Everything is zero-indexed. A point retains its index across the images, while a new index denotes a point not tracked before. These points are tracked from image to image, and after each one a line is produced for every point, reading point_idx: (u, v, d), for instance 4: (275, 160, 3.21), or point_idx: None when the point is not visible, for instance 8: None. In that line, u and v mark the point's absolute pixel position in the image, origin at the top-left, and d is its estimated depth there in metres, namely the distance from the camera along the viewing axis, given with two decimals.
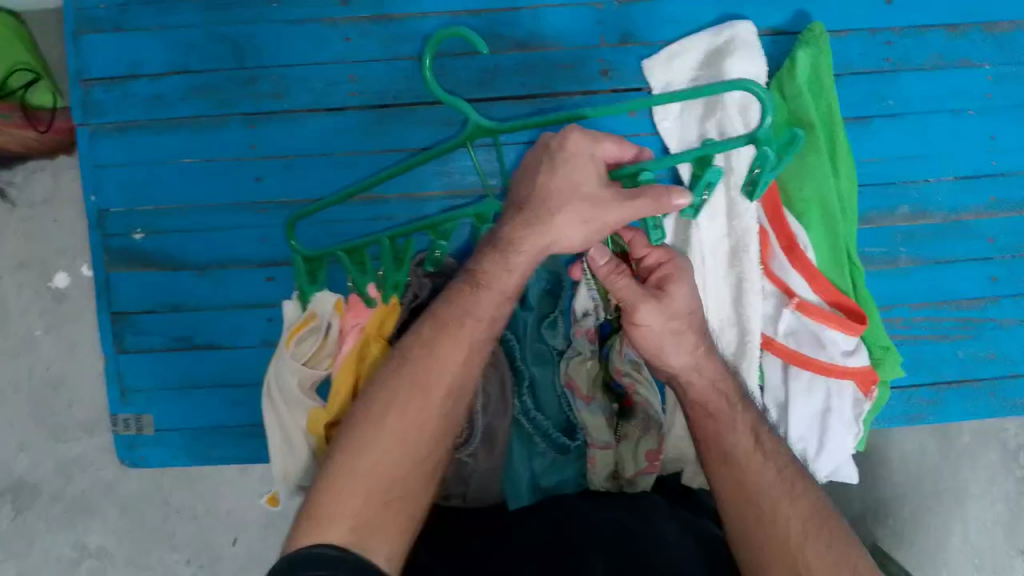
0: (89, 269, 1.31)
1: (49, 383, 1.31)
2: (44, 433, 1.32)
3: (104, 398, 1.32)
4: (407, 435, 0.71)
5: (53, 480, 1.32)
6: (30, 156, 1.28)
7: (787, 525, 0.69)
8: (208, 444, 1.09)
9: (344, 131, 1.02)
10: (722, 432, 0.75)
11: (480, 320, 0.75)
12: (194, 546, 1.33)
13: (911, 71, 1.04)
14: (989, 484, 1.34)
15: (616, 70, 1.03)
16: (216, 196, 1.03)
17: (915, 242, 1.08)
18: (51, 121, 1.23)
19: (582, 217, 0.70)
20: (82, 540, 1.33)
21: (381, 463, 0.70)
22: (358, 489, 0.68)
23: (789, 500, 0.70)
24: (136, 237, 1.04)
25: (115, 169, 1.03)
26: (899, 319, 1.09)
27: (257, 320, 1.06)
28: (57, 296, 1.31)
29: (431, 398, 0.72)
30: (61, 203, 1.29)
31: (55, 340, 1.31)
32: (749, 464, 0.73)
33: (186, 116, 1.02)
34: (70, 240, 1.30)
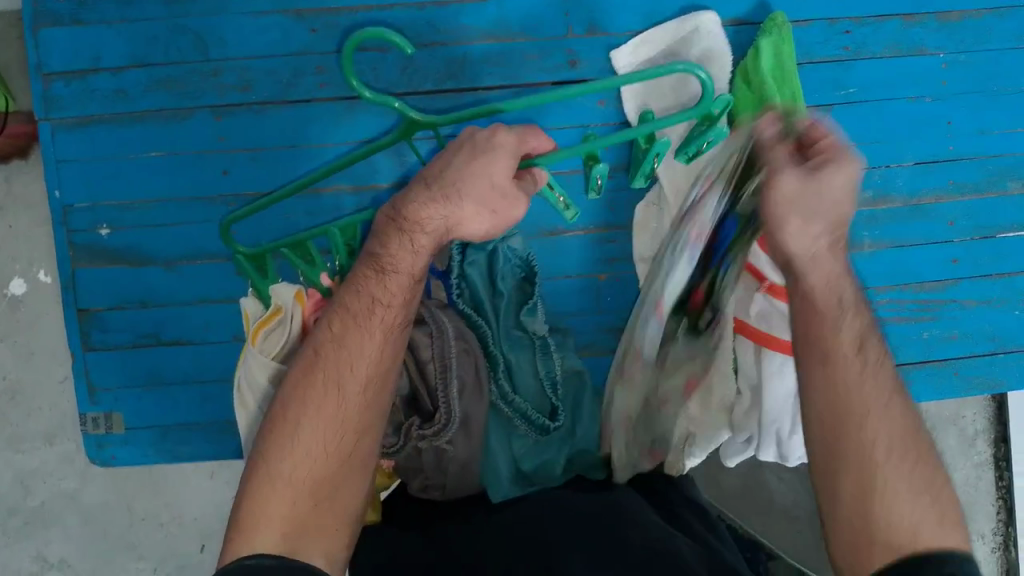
0: (46, 276, 1.27)
1: (5, 392, 1.28)
2: (1, 443, 1.29)
3: (63, 404, 1.29)
4: (329, 434, 0.72)
5: (11, 492, 1.29)
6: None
7: (875, 435, 0.66)
8: (178, 441, 1.08)
9: (312, 122, 1.01)
10: (821, 326, 0.69)
11: (386, 311, 0.75)
12: (159, 554, 1.32)
13: (870, 58, 1.06)
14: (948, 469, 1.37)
15: (584, 59, 1.04)
16: (183, 190, 1.02)
17: (878, 226, 1.10)
18: (3, 125, 1.21)
19: (489, 203, 0.74)
20: (43, 552, 1.30)
21: (305, 465, 0.71)
22: (285, 493, 0.70)
23: (877, 411, 0.67)
24: (102, 233, 1.02)
25: (78, 165, 1.01)
26: (865, 302, 1.12)
27: (228, 315, 1.05)
28: (12, 304, 1.27)
29: (347, 395, 0.73)
30: (15, 208, 1.26)
31: (10, 348, 1.28)
32: (847, 366, 0.68)
33: (151, 110, 1.00)
34: (25, 246, 1.27)
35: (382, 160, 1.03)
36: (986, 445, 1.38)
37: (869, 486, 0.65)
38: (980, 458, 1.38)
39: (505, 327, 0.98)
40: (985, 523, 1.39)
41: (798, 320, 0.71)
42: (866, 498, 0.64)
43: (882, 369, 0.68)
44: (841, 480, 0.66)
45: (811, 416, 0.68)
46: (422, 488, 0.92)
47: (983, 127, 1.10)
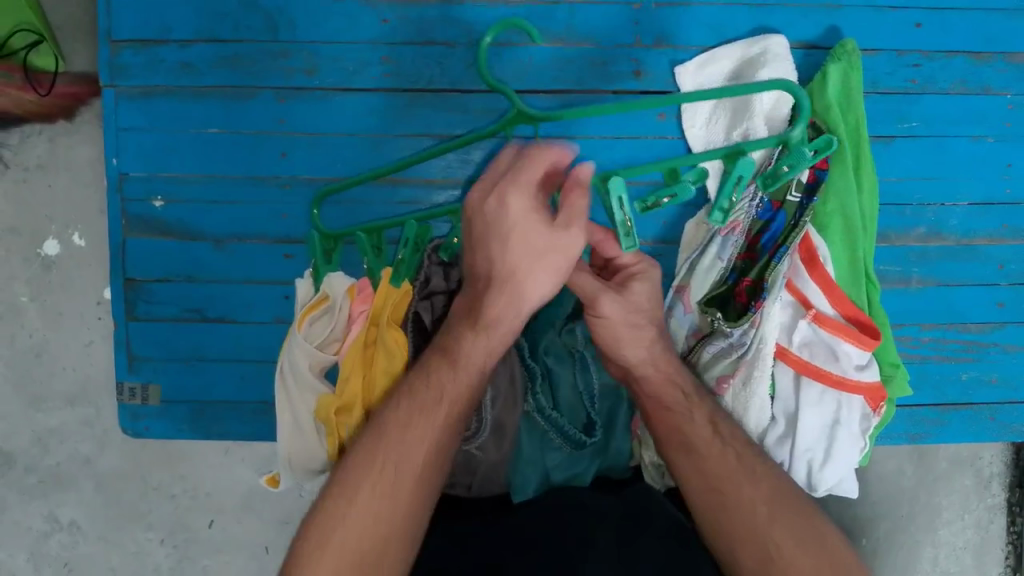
0: (81, 238, 1.28)
1: (32, 351, 1.29)
2: (24, 402, 1.30)
3: (91, 368, 1.30)
4: (387, 508, 0.66)
5: (31, 450, 1.30)
6: (27, 120, 1.25)
7: (750, 499, 0.75)
8: (208, 418, 1.08)
9: (373, 113, 1.02)
10: (679, 424, 0.81)
11: (461, 385, 0.70)
12: (170, 525, 1.32)
13: (936, 94, 1.05)
14: (962, 510, 1.36)
15: (649, 71, 1.04)
16: (237, 169, 1.02)
17: (928, 262, 1.09)
18: (52, 85, 1.22)
19: (536, 259, 0.65)
20: (55, 512, 1.31)
21: (356, 540, 0.65)
22: (335, 551, 0.64)
23: (751, 482, 0.76)
24: (155, 204, 1.03)
25: (136, 134, 1.01)
26: (906, 337, 1.11)
27: (269, 297, 1.05)
28: (46, 264, 1.28)
29: (404, 485, 0.67)
30: (56, 168, 1.26)
31: (40, 308, 1.29)
32: (707, 450, 0.78)
33: (214, 87, 1.01)
34: (64, 207, 1.27)
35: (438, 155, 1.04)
36: (1001, 488, 1.37)
37: (767, 563, 0.72)
38: (995, 501, 1.37)
39: (544, 332, 0.96)
40: (995, 566, 1.38)
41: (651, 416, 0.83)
42: (766, 573, 0.72)
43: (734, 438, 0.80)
44: (740, 557, 0.74)
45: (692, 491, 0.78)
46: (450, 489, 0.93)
47: None
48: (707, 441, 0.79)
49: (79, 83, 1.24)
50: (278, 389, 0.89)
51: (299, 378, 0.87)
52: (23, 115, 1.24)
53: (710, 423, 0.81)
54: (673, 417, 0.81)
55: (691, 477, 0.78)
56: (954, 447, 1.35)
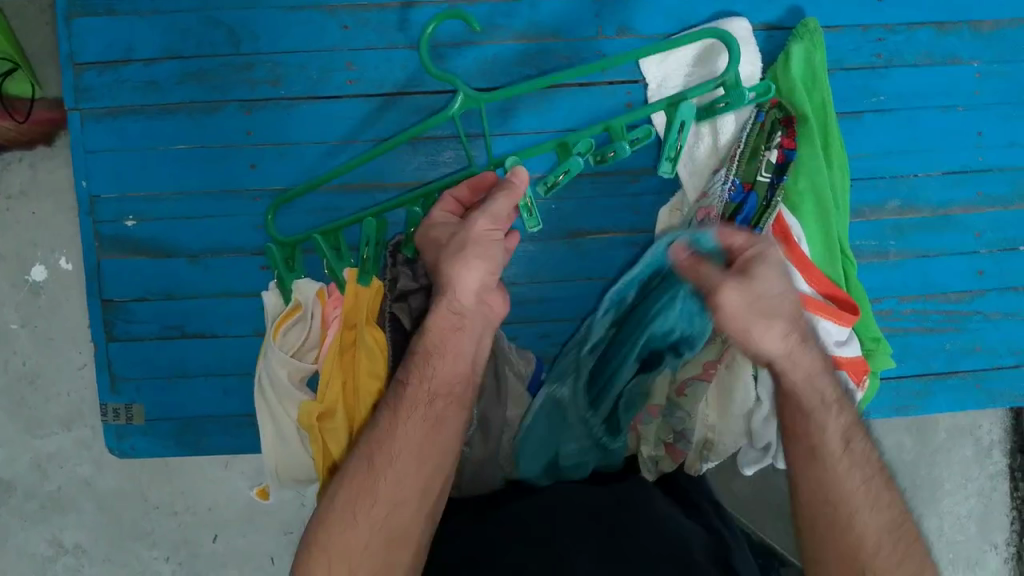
0: (67, 262, 1.28)
1: (25, 376, 1.29)
2: (20, 428, 1.30)
3: (82, 392, 1.30)
4: (385, 482, 0.74)
5: (29, 476, 1.30)
6: (6, 147, 1.25)
7: (861, 535, 0.71)
8: (198, 434, 1.08)
9: (341, 119, 1.02)
10: (814, 427, 0.74)
11: (438, 371, 0.79)
12: (173, 542, 1.32)
13: (901, 66, 1.05)
14: (964, 479, 1.36)
15: (613, 60, 1.04)
16: (209, 184, 1.02)
17: (906, 234, 1.09)
18: (29, 111, 1.21)
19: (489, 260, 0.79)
20: (58, 536, 1.32)
21: (360, 504, 0.74)
22: (350, 508, 0.73)
23: (870, 507, 0.71)
24: (128, 223, 1.03)
25: (106, 154, 1.01)
26: (887, 311, 1.11)
27: (252, 309, 1.05)
28: (34, 289, 1.28)
29: (382, 470, 0.75)
30: (40, 194, 1.27)
31: (31, 333, 1.29)
32: (835, 465, 0.73)
33: (181, 103, 1.01)
34: (48, 232, 1.27)
35: (406, 158, 1.04)
36: (1001, 456, 1.37)
37: None
38: (997, 469, 1.37)
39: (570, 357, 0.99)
40: (1000, 534, 1.38)
41: (785, 413, 0.76)
42: None
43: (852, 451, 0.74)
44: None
45: (804, 498, 0.73)
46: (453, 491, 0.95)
47: (1013, 139, 1.09)
48: (835, 455, 0.73)
49: (55, 108, 1.23)
50: (258, 399, 0.89)
51: (278, 388, 0.87)
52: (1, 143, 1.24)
53: (842, 438, 0.74)
54: (806, 420, 0.75)
55: (804, 484, 0.74)
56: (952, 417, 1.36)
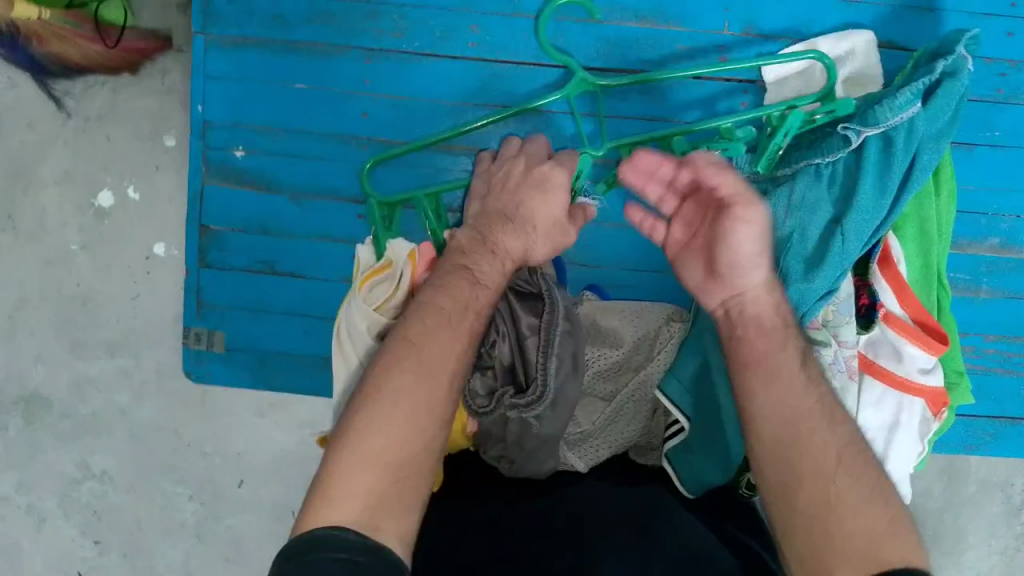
0: (135, 192, 1.26)
1: (78, 299, 1.29)
2: (65, 347, 1.30)
3: (131, 320, 1.29)
4: (394, 431, 0.69)
5: (67, 397, 1.30)
6: (93, 70, 1.24)
7: (826, 446, 0.70)
8: (273, 370, 1.11)
9: (456, 81, 1.03)
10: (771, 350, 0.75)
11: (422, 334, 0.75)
12: (199, 481, 1.33)
13: (1022, 104, 1.04)
14: (988, 536, 1.34)
15: (734, 58, 1.04)
16: (320, 125, 1.03)
17: (996, 273, 1.09)
18: (120, 38, 1.22)
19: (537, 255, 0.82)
20: (87, 460, 1.32)
21: (406, 417, 0.70)
22: (362, 467, 0.67)
23: (825, 425, 0.71)
24: (236, 154, 1.04)
25: (226, 83, 1.02)
26: (970, 348, 1.11)
27: (344, 255, 1.07)
28: (98, 214, 1.27)
29: (433, 378, 0.74)
30: (117, 120, 1.26)
31: (92, 259, 1.28)
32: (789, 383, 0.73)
33: (304, 42, 1.01)
34: (121, 160, 1.26)
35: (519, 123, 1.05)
36: None
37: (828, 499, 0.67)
38: None
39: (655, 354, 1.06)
40: None
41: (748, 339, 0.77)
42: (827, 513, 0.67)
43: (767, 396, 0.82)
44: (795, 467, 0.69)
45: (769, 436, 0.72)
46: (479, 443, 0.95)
47: None
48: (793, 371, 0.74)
49: (147, 39, 1.23)
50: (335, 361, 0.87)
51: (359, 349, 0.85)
52: (89, 65, 1.23)
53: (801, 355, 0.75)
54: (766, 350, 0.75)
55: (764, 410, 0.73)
56: (985, 469, 1.33)
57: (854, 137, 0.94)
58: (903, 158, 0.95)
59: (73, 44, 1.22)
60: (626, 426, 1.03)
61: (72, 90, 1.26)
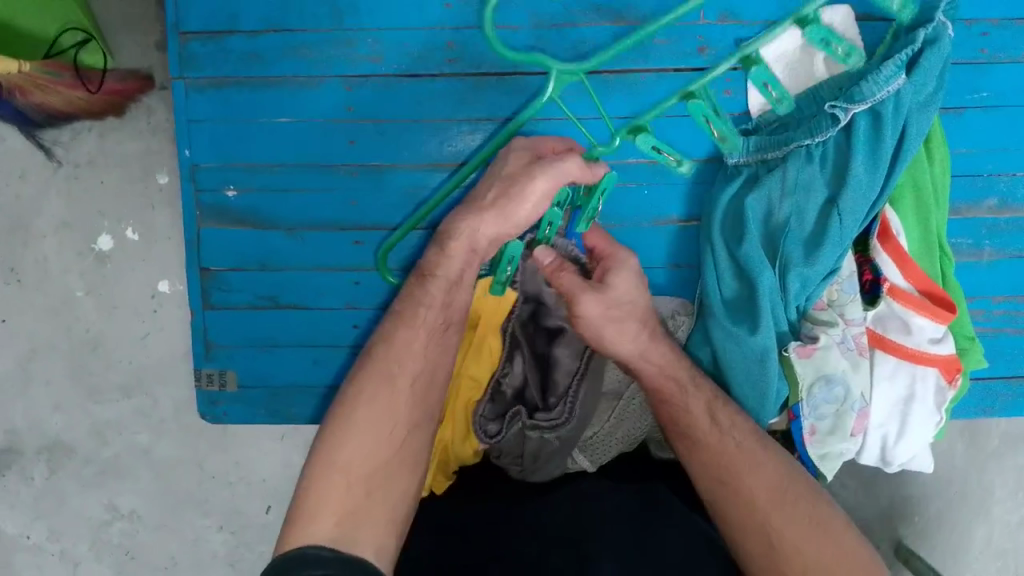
0: (133, 233, 1.26)
1: (89, 343, 1.28)
2: (81, 393, 1.29)
3: (144, 362, 1.29)
4: (361, 450, 0.81)
5: (87, 441, 1.30)
6: (76, 117, 1.22)
7: (752, 491, 0.87)
8: (288, 403, 1.11)
9: (438, 98, 1.02)
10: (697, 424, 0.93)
11: (413, 360, 0.86)
12: (225, 512, 1.34)
13: (1008, 62, 1.03)
14: (1016, 487, 1.32)
15: (713, 47, 1.03)
16: (309, 157, 1.03)
17: (999, 234, 1.08)
18: (102, 82, 1.19)
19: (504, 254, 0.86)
20: (114, 501, 1.32)
21: (371, 440, 0.82)
22: (342, 477, 0.79)
23: (751, 473, 0.88)
24: (227, 194, 1.04)
25: (209, 126, 1.02)
26: (979, 311, 1.11)
27: (344, 284, 1.07)
28: (100, 258, 1.26)
29: (394, 401, 0.84)
30: (108, 164, 1.24)
31: (96, 301, 1.28)
32: (709, 436, 0.92)
33: (284, 76, 1.01)
34: (116, 203, 1.25)
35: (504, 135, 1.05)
36: None
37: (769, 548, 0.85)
38: None
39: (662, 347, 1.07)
40: None
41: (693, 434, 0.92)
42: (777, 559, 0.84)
43: (735, 428, 0.92)
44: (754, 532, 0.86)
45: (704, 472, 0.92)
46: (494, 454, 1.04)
47: None
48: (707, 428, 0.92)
49: (126, 80, 1.21)
50: None
51: None
52: (72, 111, 1.21)
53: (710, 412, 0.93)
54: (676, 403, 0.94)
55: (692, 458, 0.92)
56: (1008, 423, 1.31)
57: (841, 115, 0.94)
58: (890, 132, 0.95)
59: (55, 93, 1.17)
60: (633, 424, 1.05)
61: (60, 138, 1.24)
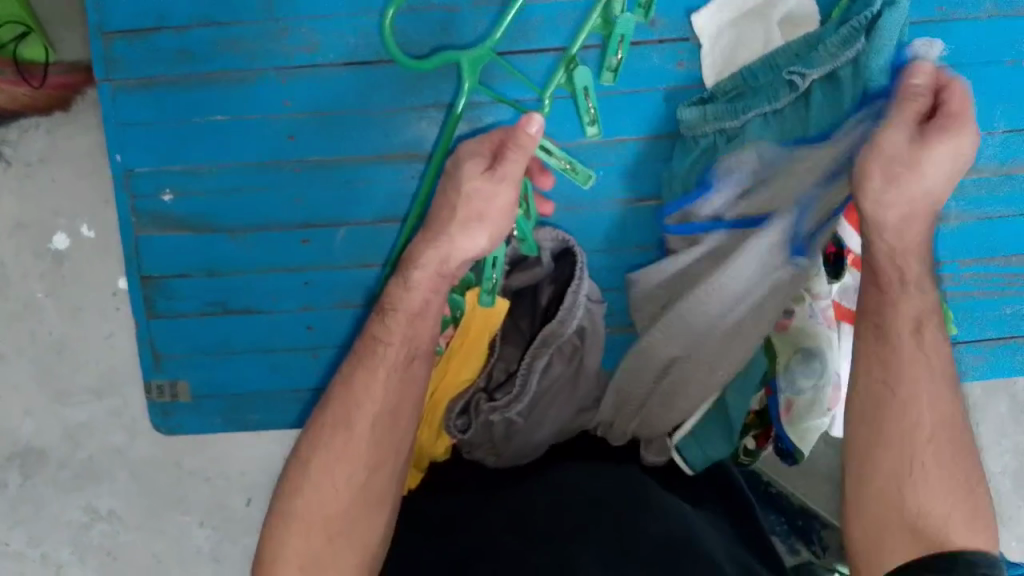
0: (89, 229, 1.20)
1: (53, 347, 1.22)
2: (48, 397, 1.23)
3: (112, 361, 1.23)
4: (329, 488, 0.77)
5: (59, 445, 1.23)
6: (22, 114, 1.18)
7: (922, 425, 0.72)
8: (245, 411, 1.08)
9: (378, 87, 0.98)
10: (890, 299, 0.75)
11: (371, 399, 0.81)
12: (206, 506, 1.25)
13: (966, 19, 1.00)
14: (999, 435, 1.28)
15: (663, 20, 1.00)
16: (249, 155, 0.99)
17: (965, 196, 1.06)
18: (45, 77, 1.15)
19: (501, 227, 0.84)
20: (93, 503, 1.24)
21: (342, 468, 0.78)
22: (300, 527, 0.76)
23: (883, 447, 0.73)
24: (165, 199, 1.00)
25: (142, 128, 0.98)
26: (947, 276, 1.08)
27: (294, 283, 1.03)
28: (57, 258, 1.21)
29: (356, 429, 0.80)
30: (59, 159, 1.19)
31: (56, 304, 1.21)
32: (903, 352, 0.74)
33: (218, 72, 0.97)
34: (66, 199, 1.20)
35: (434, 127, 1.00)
36: None
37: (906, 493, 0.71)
38: None
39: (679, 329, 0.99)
40: None
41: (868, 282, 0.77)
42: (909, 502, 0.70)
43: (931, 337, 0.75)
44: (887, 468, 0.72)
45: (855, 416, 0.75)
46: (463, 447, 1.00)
47: None
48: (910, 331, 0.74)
49: (72, 73, 1.16)
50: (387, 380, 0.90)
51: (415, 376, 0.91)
52: (17, 108, 1.17)
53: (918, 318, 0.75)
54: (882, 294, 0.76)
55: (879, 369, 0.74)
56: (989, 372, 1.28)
57: (799, 81, 0.91)
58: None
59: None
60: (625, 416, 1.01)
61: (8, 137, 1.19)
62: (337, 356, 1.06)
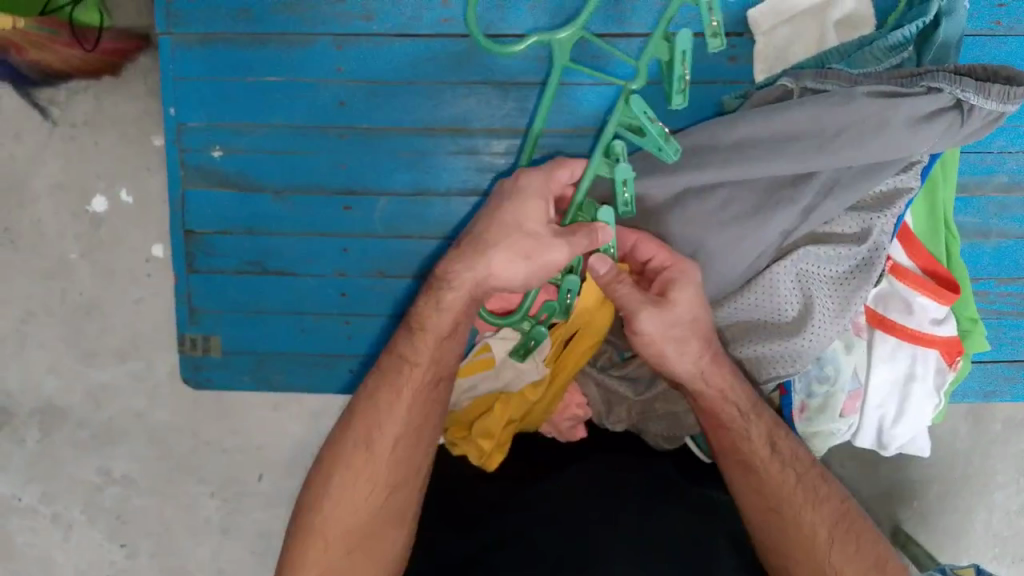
0: (129, 195, 1.21)
1: (83, 308, 1.23)
2: (76, 357, 1.23)
3: (141, 325, 1.23)
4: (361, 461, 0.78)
5: (82, 404, 1.23)
6: (72, 76, 1.19)
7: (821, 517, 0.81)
8: (272, 370, 1.10)
9: (430, 60, 0.99)
10: None
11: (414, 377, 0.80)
12: (220, 479, 1.26)
13: (1021, 35, 0.99)
14: (1018, 472, 1.26)
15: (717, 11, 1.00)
16: (299, 117, 1.00)
17: (1008, 215, 1.05)
18: (98, 41, 1.17)
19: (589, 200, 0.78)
20: (108, 466, 1.24)
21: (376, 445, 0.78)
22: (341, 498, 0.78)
23: (811, 508, 0.81)
24: (214, 154, 1.01)
25: (196, 82, 0.99)
26: (983, 292, 1.08)
27: (332, 246, 1.05)
28: (95, 220, 1.22)
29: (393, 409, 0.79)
30: (105, 123, 1.20)
31: (91, 265, 1.22)
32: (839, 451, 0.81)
33: (274, 33, 0.98)
34: (109, 163, 1.21)
35: (477, 103, 1.00)
36: None
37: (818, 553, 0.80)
38: None
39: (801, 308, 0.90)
40: None
41: None
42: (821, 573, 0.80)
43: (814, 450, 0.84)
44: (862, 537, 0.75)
45: None
46: (554, 432, 0.96)
47: None
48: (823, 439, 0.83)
49: (123, 39, 1.18)
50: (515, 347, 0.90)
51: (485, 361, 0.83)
52: (67, 70, 1.18)
53: None
54: None
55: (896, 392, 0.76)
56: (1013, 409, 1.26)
57: (790, 84, 0.90)
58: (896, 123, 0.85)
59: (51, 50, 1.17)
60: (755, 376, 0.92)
61: (57, 98, 1.21)
62: (365, 325, 1.07)
